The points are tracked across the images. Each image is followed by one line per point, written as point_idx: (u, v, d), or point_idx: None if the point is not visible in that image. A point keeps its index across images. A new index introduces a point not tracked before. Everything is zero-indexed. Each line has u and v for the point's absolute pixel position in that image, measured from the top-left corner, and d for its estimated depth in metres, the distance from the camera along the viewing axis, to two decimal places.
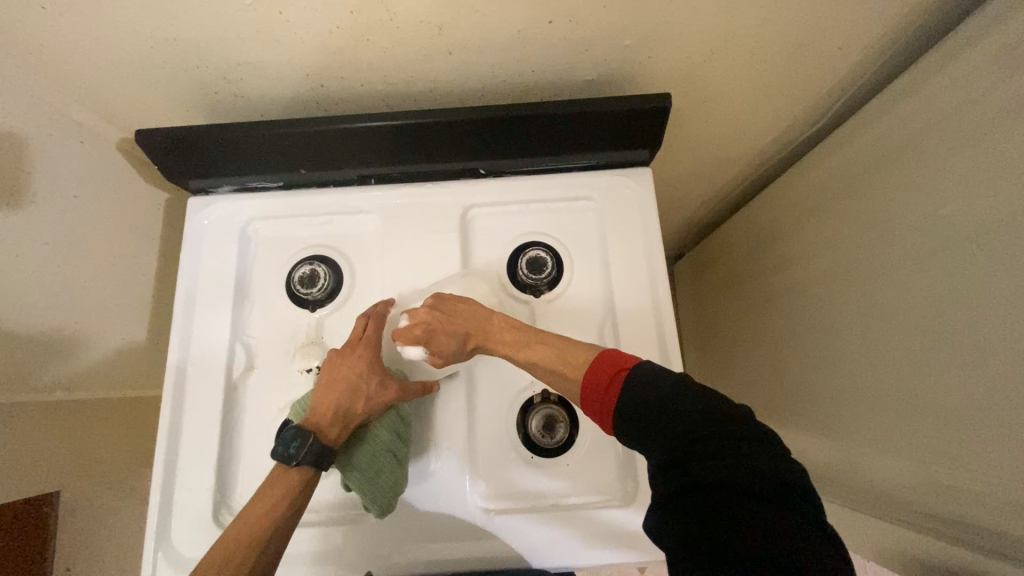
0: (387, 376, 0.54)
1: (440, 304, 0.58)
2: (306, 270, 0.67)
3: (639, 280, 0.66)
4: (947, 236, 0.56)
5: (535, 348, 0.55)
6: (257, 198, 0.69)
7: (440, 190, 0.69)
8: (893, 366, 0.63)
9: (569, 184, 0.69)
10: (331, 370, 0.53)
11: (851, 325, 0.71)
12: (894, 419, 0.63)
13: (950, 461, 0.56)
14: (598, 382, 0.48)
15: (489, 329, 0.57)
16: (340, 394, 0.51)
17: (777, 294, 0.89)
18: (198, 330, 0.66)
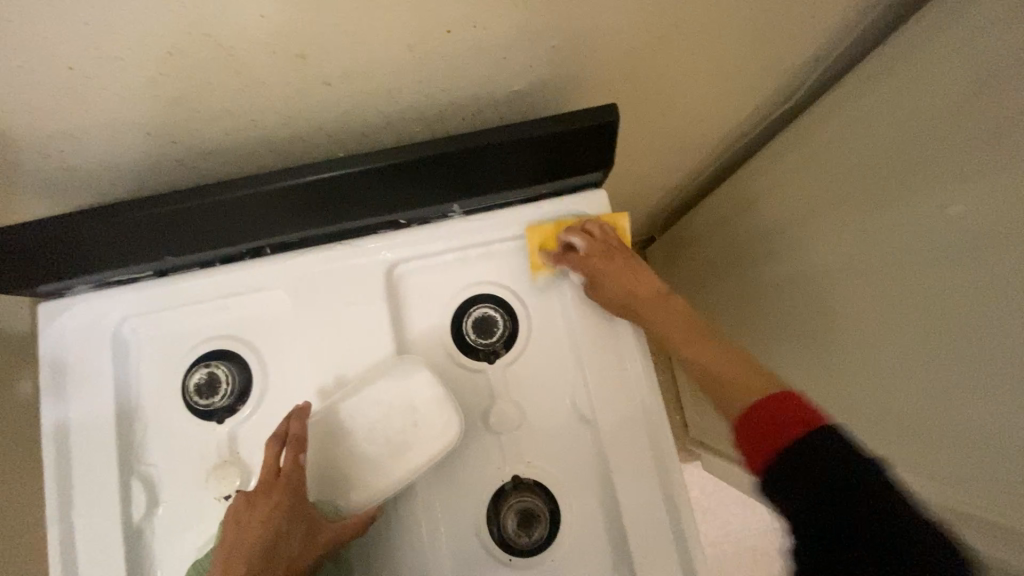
0: (313, 526, 0.47)
1: (612, 256, 0.54)
2: (202, 375, 0.55)
3: (609, 326, 0.55)
4: (956, 239, 0.46)
5: (704, 350, 0.50)
6: (125, 293, 0.55)
7: (354, 251, 0.55)
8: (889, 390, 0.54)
9: (511, 223, 0.56)
10: (240, 533, 0.45)
11: None
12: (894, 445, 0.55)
13: None
14: (769, 415, 0.42)
15: (650, 312, 0.53)
16: (251, 568, 0.44)
17: (758, 292, 0.80)
18: (82, 469, 0.53)
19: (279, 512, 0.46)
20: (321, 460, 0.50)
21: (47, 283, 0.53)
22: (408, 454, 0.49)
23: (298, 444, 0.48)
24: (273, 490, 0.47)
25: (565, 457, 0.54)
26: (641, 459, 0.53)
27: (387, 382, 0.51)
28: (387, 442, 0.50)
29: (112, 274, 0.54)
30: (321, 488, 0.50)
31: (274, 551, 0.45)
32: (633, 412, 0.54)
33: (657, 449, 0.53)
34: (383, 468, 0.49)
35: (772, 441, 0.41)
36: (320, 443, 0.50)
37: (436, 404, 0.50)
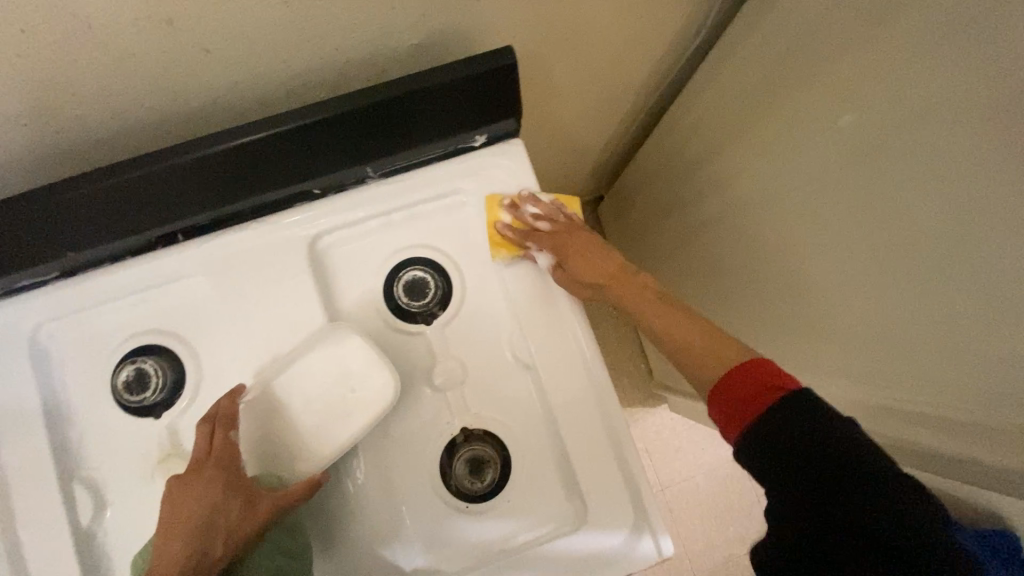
0: (251, 496, 0.47)
1: (578, 233, 0.56)
2: (131, 371, 0.53)
3: (537, 272, 0.56)
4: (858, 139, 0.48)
5: (677, 326, 0.50)
6: (32, 300, 0.52)
7: (270, 227, 0.54)
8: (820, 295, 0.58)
9: (428, 180, 0.56)
10: (178, 506, 0.46)
11: None
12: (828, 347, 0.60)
13: (890, 385, 0.53)
14: (746, 382, 0.43)
15: (624, 288, 0.54)
16: (191, 538, 0.45)
17: (699, 229, 0.84)
18: (18, 482, 0.52)
19: (215, 482, 0.47)
20: (259, 438, 0.50)
21: None
22: (345, 420, 0.50)
23: (230, 419, 0.49)
24: (208, 463, 0.47)
25: (509, 404, 0.56)
26: (582, 395, 0.55)
27: (318, 352, 0.51)
28: (322, 411, 0.50)
29: (13, 279, 0.51)
30: (262, 465, 0.50)
31: (213, 521, 0.46)
32: (569, 352, 0.55)
33: (596, 384, 0.55)
34: (322, 438, 0.50)
35: (751, 410, 0.42)
36: (256, 420, 0.50)
37: (370, 367, 0.50)
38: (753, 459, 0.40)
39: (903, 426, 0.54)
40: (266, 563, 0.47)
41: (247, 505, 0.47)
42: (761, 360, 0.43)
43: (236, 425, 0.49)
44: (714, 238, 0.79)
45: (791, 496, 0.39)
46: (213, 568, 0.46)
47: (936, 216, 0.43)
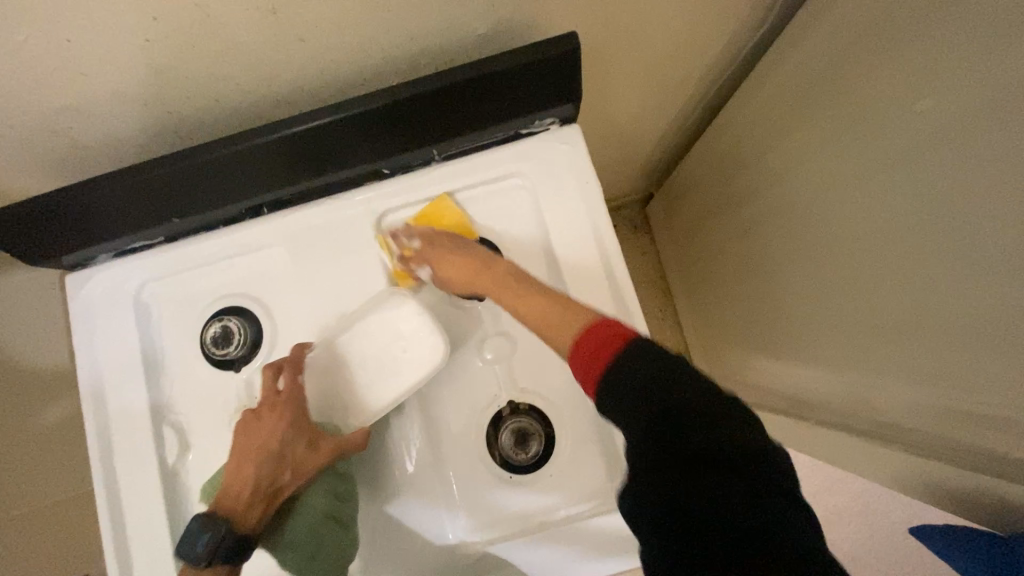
0: (315, 437, 0.53)
1: (439, 241, 0.57)
2: (217, 328, 0.59)
3: (588, 253, 0.58)
4: (937, 121, 0.49)
5: (540, 303, 0.50)
6: (140, 260, 0.60)
7: (342, 202, 0.59)
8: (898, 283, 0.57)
9: (487, 163, 0.59)
10: (250, 437, 0.52)
11: (852, 249, 0.63)
12: (899, 342, 0.58)
13: (966, 383, 0.50)
14: (588, 344, 0.44)
15: (488, 281, 0.54)
16: (262, 465, 0.51)
17: (762, 220, 0.83)
18: (118, 420, 0.59)
19: (284, 419, 0.52)
20: (320, 385, 0.56)
21: (74, 252, 0.59)
22: (398, 375, 0.55)
23: (296, 367, 0.54)
24: (277, 403, 0.53)
25: (556, 381, 0.57)
26: None
27: (377, 316, 0.55)
28: (377, 365, 0.55)
29: (130, 240, 0.59)
30: (322, 410, 0.56)
31: (282, 454, 0.51)
32: None
33: None
34: (377, 390, 0.55)
35: (597, 363, 0.43)
36: (320, 368, 0.56)
37: (424, 333, 0.54)
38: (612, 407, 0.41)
39: (975, 432, 0.51)
40: (318, 500, 0.52)
41: (312, 443, 0.52)
42: (601, 320, 0.45)
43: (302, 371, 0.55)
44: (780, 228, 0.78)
45: (651, 460, 0.37)
46: (279, 494, 0.52)
47: (1020, 201, 0.43)
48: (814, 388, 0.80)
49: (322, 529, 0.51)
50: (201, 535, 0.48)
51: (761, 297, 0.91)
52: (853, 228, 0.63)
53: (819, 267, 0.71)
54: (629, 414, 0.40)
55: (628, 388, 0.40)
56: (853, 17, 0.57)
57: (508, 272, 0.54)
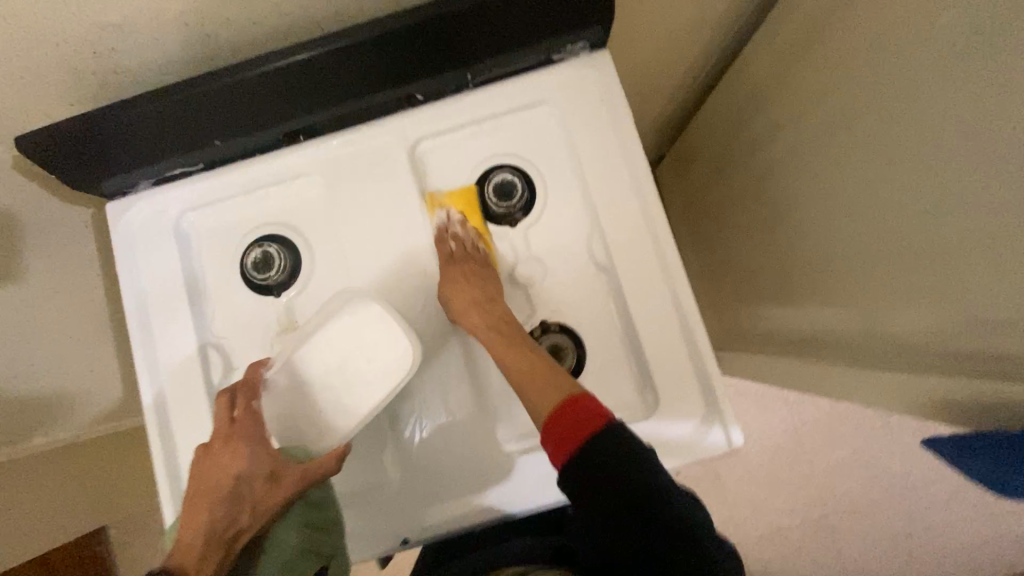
0: (275, 468, 0.54)
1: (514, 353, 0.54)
2: (258, 254, 0.61)
3: (618, 178, 0.59)
4: (973, 30, 0.50)
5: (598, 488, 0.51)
6: (180, 188, 0.61)
7: (377, 129, 0.60)
8: (929, 203, 0.58)
9: (519, 90, 0.60)
10: (204, 482, 0.53)
11: (879, 176, 0.64)
12: (925, 264, 0.60)
13: (990, 294, 0.52)
14: None
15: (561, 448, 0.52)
16: (219, 513, 0.51)
17: (781, 161, 0.85)
18: (164, 341, 0.61)
19: (239, 454, 0.53)
20: (280, 410, 0.56)
21: (113, 178, 0.59)
22: (363, 393, 0.55)
23: (250, 390, 0.56)
24: (231, 436, 0.54)
25: (586, 302, 0.59)
26: (657, 292, 0.58)
27: (340, 322, 0.56)
28: (339, 386, 0.56)
29: (167, 168, 0.60)
30: (288, 437, 0.56)
31: (238, 494, 0.52)
32: (647, 253, 0.58)
33: (672, 285, 0.58)
34: (355, 396, 0.55)
35: None
36: (276, 394, 0.57)
37: (390, 339, 0.55)
38: None
39: (990, 340, 0.53)
40: (293, 535, 0.53)
41: (269, 478, 0.53)
42: None
43: (257, 395, 0.56)
44: (802, 166, 0.79)
45: None
46: (238, 541, 0.52)
47: None
48: (822, 325, 0.83)
49: (298, 563, 0.53)
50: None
51: (772, 242, 0.93)
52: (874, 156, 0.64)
53: (834, 202, 0.73)
54: None
55: None
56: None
57: None
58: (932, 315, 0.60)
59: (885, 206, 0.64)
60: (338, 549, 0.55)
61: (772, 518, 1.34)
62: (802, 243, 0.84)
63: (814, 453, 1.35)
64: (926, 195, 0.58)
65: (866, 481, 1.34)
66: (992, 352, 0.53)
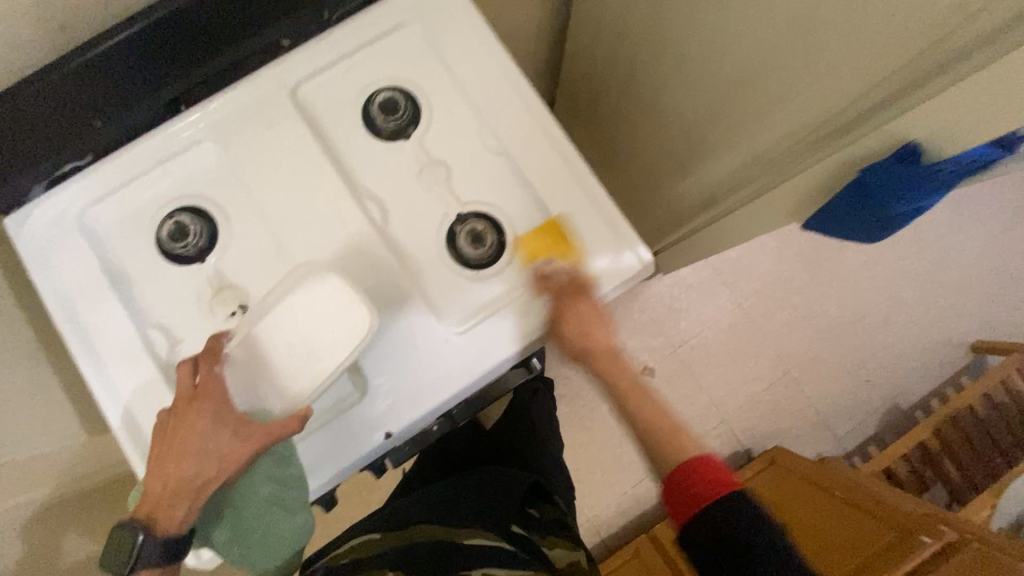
0: (239, 429, 0.55)
1: (577, 293, 0.62)
2: (171, 226, 0.62)
3: (488, 72, 0.66)
4: None
5: (660, 417, 0.63)
6: (77, 183, 0.61)
7: (256, 82, 0.63)
8: (749, 25, 0.68)
9: (379, 17, 0.66)
10: (169, 441, 0.55)
11: (712, 19, 0.74)
12: (761, 78, 0.70)
13: (808, 79, 0.62)
14: (694, 483, 0.56)
15: (625, 388, 0.65)
16: (185, 467, 0.54)
17: (640, 49, 0.95)
18: (99, 335, 0.61)
19: (203, 417, 0.55)
20: (241, 379, 0.57)
21: (3, 189, 0.59)
22: (319, 372, 0.56)
23: (211, 356, 0.56)
24: (195, 400, 0.55)
25: (493, 186, 0.65)
26: (549, 159, 0.65)
27: (296, 296, 0.56)
28: (290, 360, 0.56)
29: (58, 164, 0.61)
30: (254, 402, 0.57)
31: (204, 452, 0.55)
32: (532, 129, 0.65)
33: (561, 149, 0.65)
34: (311, 370, 0.56)
35: (695, 502, 0.55)
36: (238, 362, 0.57)
37: (347, 307, 0.56)
38: (701, 545, 0.54)
39: (828, 113, 0.62)
40: (260, 488, 0.58)
41: (233, 437, 0.55)
42: (708, 458, 0.58)
43: (219, 361, 0.57)
44: (656, 44, 0.90)
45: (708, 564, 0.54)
46: (206, 490, 0.55)
47: None
48: (714, 179, 0.93)
49: (267, 510, 0.58)
50: (126, 541, 0.53)
51: (656, 127, 1.03)
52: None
53: (700, 55, 0.80)
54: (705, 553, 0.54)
55: (714, 542, 0.53)
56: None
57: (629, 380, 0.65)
58: (796, 116, 0.67)
59: (722, 44, 0.74)
60: (300, 503, 0.59)
61: (745, 390, 1.45)
62: (676, 115, 0.94)
63: (762, 320, 1.48)
64: (750, 16, 0.67)
65: (812, 331, 1.48)
66: (838, 119, 0.61)
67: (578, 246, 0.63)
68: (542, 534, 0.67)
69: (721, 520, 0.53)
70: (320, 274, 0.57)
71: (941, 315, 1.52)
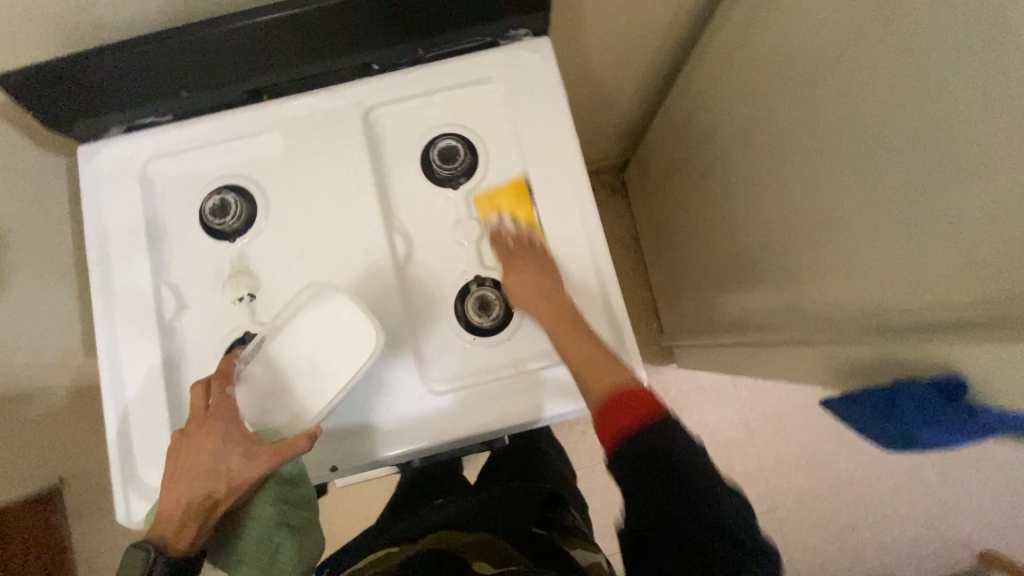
0: (249, 449, 0.55)
1: (523, 249, 0.63)
2: (216, 201, 0.65)
3: (552, 150, 0.66)
4: (848, 43, 0.58)
5: (583, 347, 0.57)
6: (151, 136, 0.66)
7: (336, 95, 0.66)
8: (830, 186, 0.64)
9: (467, 68, 0.67)
10: (180, 458, 0.55)
11: (794, 163, 0.71)
12: (833, 241, 0.66)
13: (882, 264, 0.58)
14: (616, 410, 0.51)
15: (561, 328, 0.58)
16: (195, 485, 0.54)
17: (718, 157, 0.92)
18: (120, 279, 0.64)
19: (214, 435, 0.55)
20: (255, 399, 0.59)
21: (84, 122, 0.64)
22: (325, 385, 0.58)
23: (224, 377, 0.58)
24: (207, 418, 0.55)
25: None
26: (582, 253, 0.64)
27: (307, 314, 0.59)
28: (303, 370, 0.59)
29: (139, 115, 0.65)
30: (261, 421, 0.59)
31: (214, 471, 0.54)
32: (576, 218, 0.65)
33: (595, 247, 0.64)
34: (319, 386, 0.58)
35: (617, 430, 0.51)
36: (251, 380, 0.59)
37: (353, 326, 0.58)
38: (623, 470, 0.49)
39: (893, 305, 0.58)
40: (269, 509, 0.57)
41: (243, 457, 0.55)
42: (637, 388, 0.52)
43: (230, 381, 0.58)
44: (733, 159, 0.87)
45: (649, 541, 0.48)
46: (219, 509, 0.56)
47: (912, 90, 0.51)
48: (754, 308, 0.89)
49: (275, 532, 0.57)
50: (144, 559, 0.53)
51: (714, 234, 1.00)
52: (801, 148, 0.69)
53: (770, 196, 0.78)
54: (637, 503, 0.49)
55: (638, 478, 0.48)
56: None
57: (568, 307, 0.59)
58: (860, 293, 0.63)
59: (800, 190, 0.71)
60: (311, 522, 0.60)
61: None
62: (736, 233, 0.91)
63: (762, 447, 1.40)
64: (833, 177, 0.64)
65: (811, 476, 1.39)
66: (880, 320, 0.60)
67: (529, 203, 0.65)
68: (562, 534, 0.68)
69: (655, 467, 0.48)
70: (332, 294, 0.59)
71: (958, 508, 1.39)
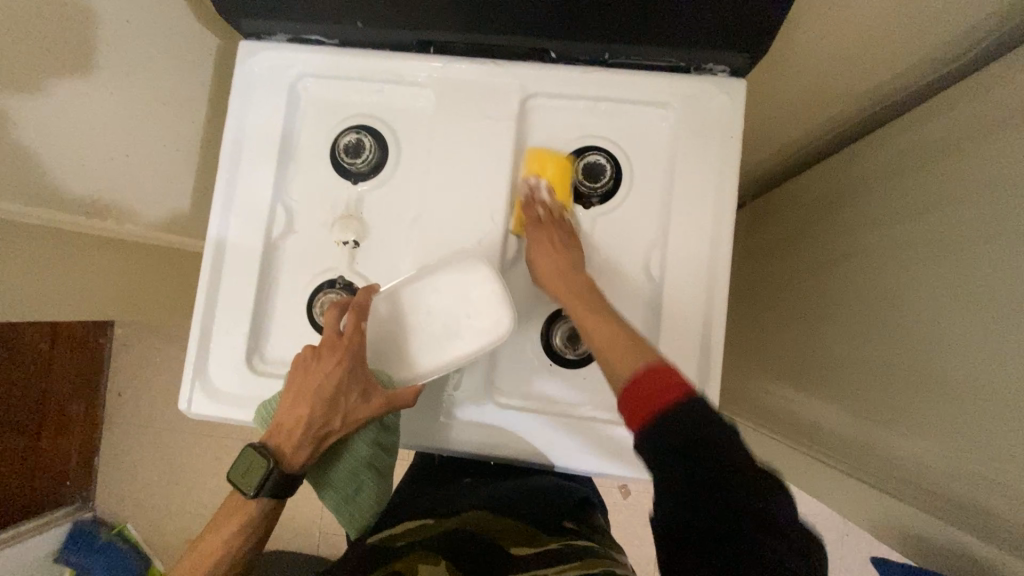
0: (367, 388, 0.56)
1: (550, 227, 0.59)
2: (353, 138, 0.64)
3: (701, 203, 0.60)
4: None
5: (604, 323, 0.52)
6: (310, 52, 0.64)
7: (502, 71, 0.62)
8: None
9: (645, 87, 0.61)
10: (307, 379, 0.55)
11: None
12: None
13: None
14: (646, 384, 0.45)
15: (615, 347, 0.50)
16: (314, 409, 0.55)
17: None
18: (242, 183, 0.65)
19: (339, 365, 0.55)
20: (379, 335, 0.60)
21: (254, 21, 0.63)
22: (451, 349, 0.59)
23: (359, 312, 0.57)
24: (338, 348, 0.56)
25: (629, 306, 0.62)
26: (693, 322, 0.60)
27: (447, 274, 0.59)
28: (436, 330, 0.59)
29: (306, 30, 0.64)
30: (378, 360, 0.60)
31: (334, 400, 0.55)
32: (699, 285, 0.60)
33: (707, 317, 0.60)
34: (443, 347, 0.59)
35: (642, 412, 0.44)
36: (380, 319, 0.60)
37: (489, 301, 0.58)
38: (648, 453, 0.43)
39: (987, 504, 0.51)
40: (363, 449, 0.59)
41: (361, 395, 0.56)
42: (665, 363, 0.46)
43: (365, 316, 0.58)
44: None
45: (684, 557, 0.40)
46: (329, 437, 0.56)
47: None
48: None
49: (362, 472, 0.59)
50: (257, 466, 0.54)
51: None
52: None
53: None
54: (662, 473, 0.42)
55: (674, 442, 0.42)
56: (1018, 64, 0.54)
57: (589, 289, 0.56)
58: None
59: None
60: (388, 472, 0.62)
61: None
62: None
63: None
64: None
65: None
66: (925, 485, 0.58)
67: (570, 191, 0.61)
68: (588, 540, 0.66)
69: (672, 421, 0.43)
70: (477, 266, 0.58)
71: None
